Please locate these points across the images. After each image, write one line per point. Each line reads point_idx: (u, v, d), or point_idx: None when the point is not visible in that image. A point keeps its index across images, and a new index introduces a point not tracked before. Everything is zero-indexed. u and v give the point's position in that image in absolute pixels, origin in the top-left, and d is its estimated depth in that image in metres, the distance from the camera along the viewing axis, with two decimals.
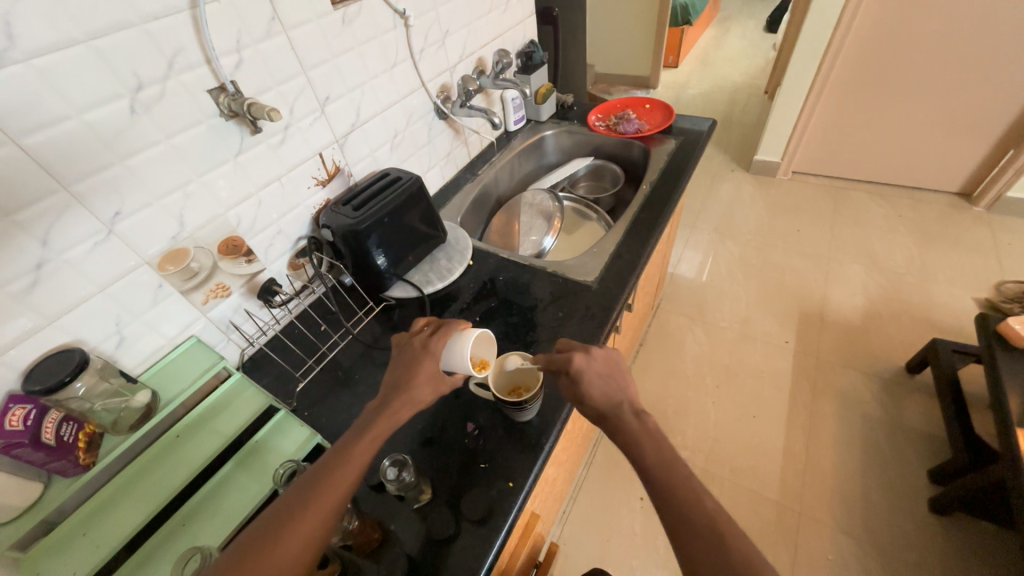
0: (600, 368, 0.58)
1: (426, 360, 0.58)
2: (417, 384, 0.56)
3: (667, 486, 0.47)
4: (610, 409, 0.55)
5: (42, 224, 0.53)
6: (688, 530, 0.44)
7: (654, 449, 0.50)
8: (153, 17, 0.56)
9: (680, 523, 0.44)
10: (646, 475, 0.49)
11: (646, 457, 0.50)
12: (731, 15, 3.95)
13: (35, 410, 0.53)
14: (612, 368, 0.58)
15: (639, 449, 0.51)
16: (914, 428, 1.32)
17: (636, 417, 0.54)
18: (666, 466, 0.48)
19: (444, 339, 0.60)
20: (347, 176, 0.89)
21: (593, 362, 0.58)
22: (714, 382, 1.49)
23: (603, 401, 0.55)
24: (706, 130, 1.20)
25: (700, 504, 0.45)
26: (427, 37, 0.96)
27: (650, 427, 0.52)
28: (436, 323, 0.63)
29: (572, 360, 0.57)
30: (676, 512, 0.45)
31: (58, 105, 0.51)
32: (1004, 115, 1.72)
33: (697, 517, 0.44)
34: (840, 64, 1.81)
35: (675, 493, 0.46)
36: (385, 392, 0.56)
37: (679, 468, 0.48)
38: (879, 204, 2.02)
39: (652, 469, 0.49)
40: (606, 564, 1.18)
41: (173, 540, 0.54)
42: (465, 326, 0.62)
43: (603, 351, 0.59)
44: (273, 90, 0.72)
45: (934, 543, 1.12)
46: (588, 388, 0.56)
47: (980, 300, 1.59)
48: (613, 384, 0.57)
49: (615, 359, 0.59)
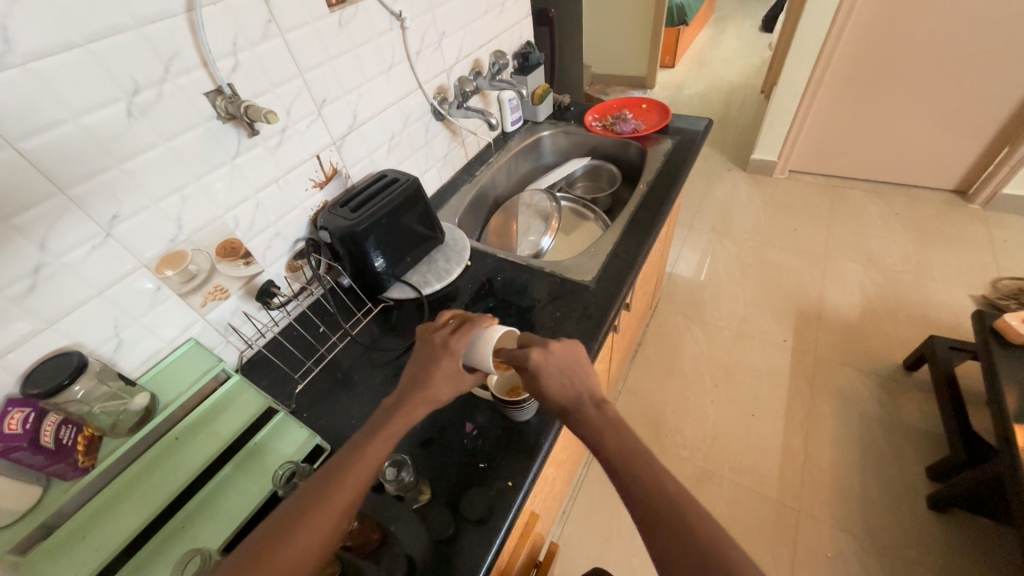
0: (560, 364, 0.57)
1: (444, 359, 0.57)
2: (435, 381, 0.56)
3: (630, 472, 0.47)
4: (571, 403, 0.55)
5: (40, 228, 0.53)
6: (653, 516, 0.44)
7: (616, 438, 0.50)
8: (150, 21, 0.56)
9: (645, 510, 0.45)
10: (610, 465, 0.49)
11: (608, 448, 0.50)
12: (727, 16, 3.96)
13: (33, 413, 0.52)
14: (573, 361, 0.58)
15: (601, 440, 0.51)
16: (912, 425, 1.33)
17: (597, 408, 0.54)
18: (628, 454, 0.49)
19: (466, 337, 0.59)
20: (345, 178, 0.89)
21: (551, 358, 0.56)
22: (713, 381, 1.50)
23: (563, 395, 0.55)
24: (703, 129, 1.21)
25: (662, 488, 0.45)
26: (423, 39, 0.96)
27: (611, 416, 0.53)
28: (459, 320, 0.62)
29: (529, 357, 0.56)
30: (639, 500, 0.45)
31: (55, 109, 0.51)
32: (999, 112, 1.73)
33: (659, 502, 0.44)
34: (836, 64, 1.82)
35: (637, 481, 0.46)
36: (406, 388, 0.56)
37: (641, 453, 0.49)
38: (876, 202, 2.03)
39: (614, 459, 0.49)
40: (605, 564, 1.19)
41: (173, 542, 0.54)
42: (489, 324, 0.60)
43: (561, 345, 0.58)
44: (270, 93, 0.72)
45: (933, 540, 1.13)
46: (546, 385, 0.56)
47: (976, 297, 1.60)
48: (574, 378, 0.56)
49: (574, 353, 0.58)
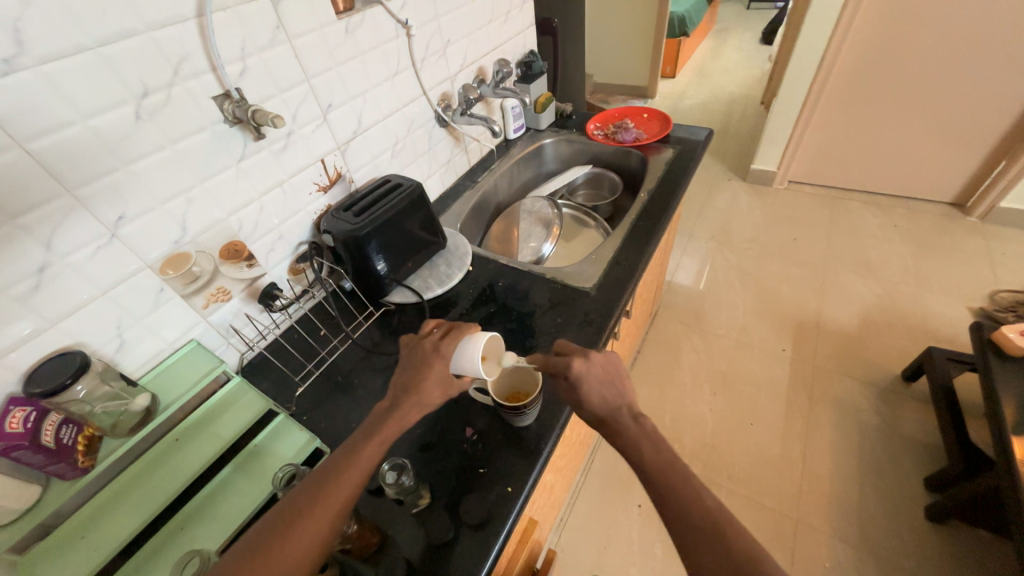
0: (600, 375, 0.58)
1: (435, 364, 0.58)
2: (426, 387, 0.56)
3: (666, 484, 0.48)
4: (609, 412, 0.56)
5: (46, 228, 0.54)
6: (691, 527, 0.44)
7: (653, 451, 0.51)
8: (160, 26, 0.57)
9: (686, 524, 0.44)
10: (646, 477, 0.49)
11: (645, 459, 0.50)
12: (728, 27, 4.01)
13: (35, 412, 0.52)
14: (611, 373, 0.59)
15: (640, 451, 0.51)
16: (911, 436, 1.33)
17: (635, 420, 0.54)
18: (665, 467, 0.49)
19: (454, 342, 0.60)
20: (348, 183, 0.90)
21: (591, 368, 0.58)
22: (712, 390, 1.50)
23: (602, 406, 0.56)
24: (703, 139, 1.22)
25: (701, 503, 0.45)
26: (428, 47, 0.97)
27: (649, 429, 0.53)
28: (448, 326, 0.64)
29: (572, 366, 0.57)
30: (679, 513, 0.45)
31: (64, 110, 0.52)
32: (996, 126, 1.75)
33: (699, 515, 0.44)
34: (835, 75, 1.84)
35: (675, 493, 0.47)
36: (395, 394, 0.56)
37: (678, 467, 0.49)
38: (875, 213, 2.04)
39: (651, 470, 0.49)
40: (603, 572, 1.18)
41: (170, 545, 0.53)
42: (475, 330, 0.62)
43: (601, 356, 0.60)
44: (276, 98, 0.73)
45: (933, 552, 1.12)
46: None
47: (974, 309, 1.61)
48: (613, 390, 0.58)
49: (612, 365, 0.60)
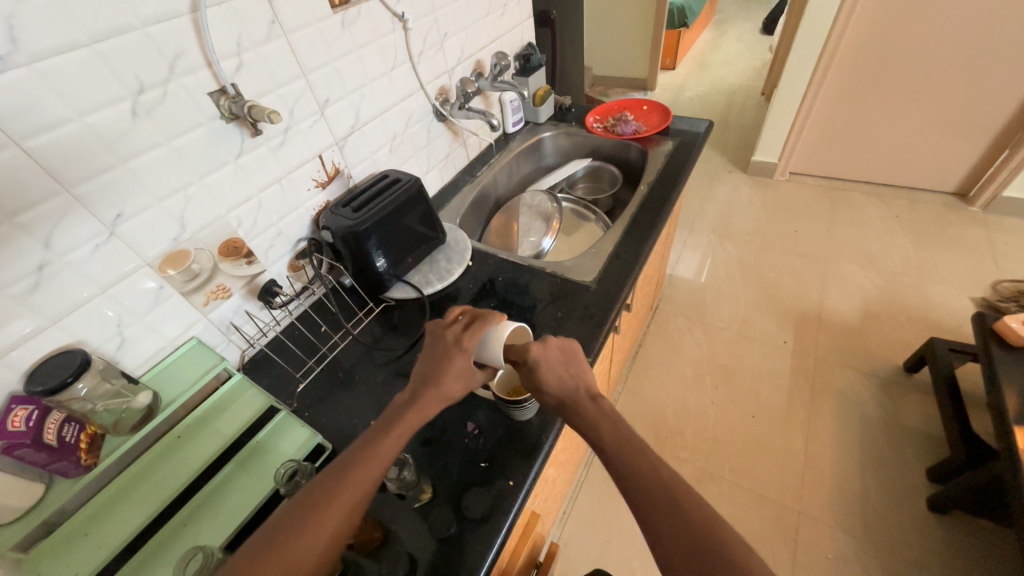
0: (557, 358, 0.59)
1: (455, 356, 0.58)
2: (447, 380, 0.56)
3: (624, 461, 0.48)
4: (567, 395, 0.56)
5: (44, 226, 0.54)
6: (649, 501, 0.44)
7: (610, 428, 0.51)
8: (154, 21, 0.57)
9: (644, 497, 0.45)
10: (607, 456, 0.49)
11: (604, 438, 0.51)
12: (728, 18, 3.97)
13: (37, 410, 0.53)
14: (568, 357, 0.60)
15: (597, 431, 0.52)
16: (912, 427, 1.33)
17: (592, 401, 0.55)
18: (622, 443, 0.49)
19: (480, 333, 0.59)
20: (347, 178, 0.90)
21: (549, 352, 0.59)
22: (713, 382, 1.50)
23: (559, 389, 0.56)
24: (703, 130, 1.21)
25: (657, 475, 0.46)
26: (425, 41, 0.97)
27: (606, 408, 0.54)
28: (470, 317, 0.63)
29: (529, 351, 0.58)
30: (638, 487, 0.45)
31: (60, 108, 0.52)
32: (1000, 115, 1.73)
33: (656, 487, 0.45)
34: (837, 65, 1.82)
35: (633, 469, 0.47)
36: (416, 387, 0.56)
37: (634, 443, 0.49)
38: (876, 204, 2.03)
39: (610, 449, 0.49)
40: (606, 565, 1.19)
41: (175, 540, 0.54)
42: (500, 321, 0.61)
43: (557, 341, 0.60)
44: (273, 93, 0.72)
45: (934, 542, 1.13)
46: (545, 376, 0.57)
47: (976, 299, 1.61)
48: (571, 371, 0.58)
49: (569, 348, 0.60)
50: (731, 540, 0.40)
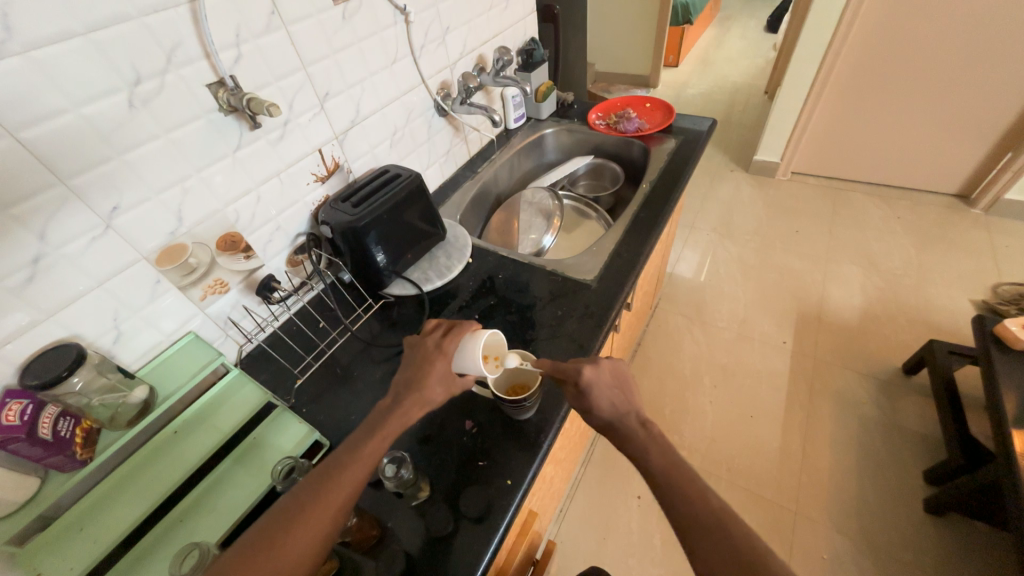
0: (608, 380, 0.58)
1: (438, 361, 0.58)
2: (429, 385, 0.56)
3: (671, 486, 0.48)
4: (617, 418, 0.56)
5: (39, 219, 0.53)
6: (698, 525, 0.44)
7: (659, 454, 0.51)
8: (152, 11, 0.56)
9: (691, 519, 0.45)
10: (653, 478, 0.50)
11: (653, 463, 0.51)
12: (732, 15, 3.95)
13: (32, 404, 0.52)
14: (619, 381, 0.59)
15: (647, 457, 0.51)
16: (910, 429, 1.33)
17: (642, 426, 0.55)
18: (673, 470, 0.49)
19: (456, 339, 0.60)
20: (347, 173, 0.89)
21: (601, 374, 0.58)
22: (712, 382, 1.50)
23: (611, 412, 0.56)
24: (706, 129, 1.21)
25: (707, 502, 0.46)
26: (427, 34, 0.95)
27: (656, 433, 0.54)
28: (449, 325, 0.63)
29: (581, 373, 0.57)
30: (687, 512, 0.45)
31: (55, 99, 0.51)
32: (1003, 118, 1.73)
33: (704, 513, 0.45)
34: (841, 67, 1.81)
35: (680, 494, 0.47)
36: (397, 391, 0.56)
37: (683, 468, 0.49)
38: (878, 205, 2.02)
39: (658, 472, 0.50)
40: (602, 563, 1.19)
41: (169, 538, 0.54)
42: (476, 328, 0.61)
43: (609, 364, 0.59)
44: (272, 86, 0.72)
45: (930, 544, 1.13)
46: (596, 401, 0.56)
47: (976, 302, 1.60)
48: (622, 396, 0.57)
49: (621, 371, 0.60)
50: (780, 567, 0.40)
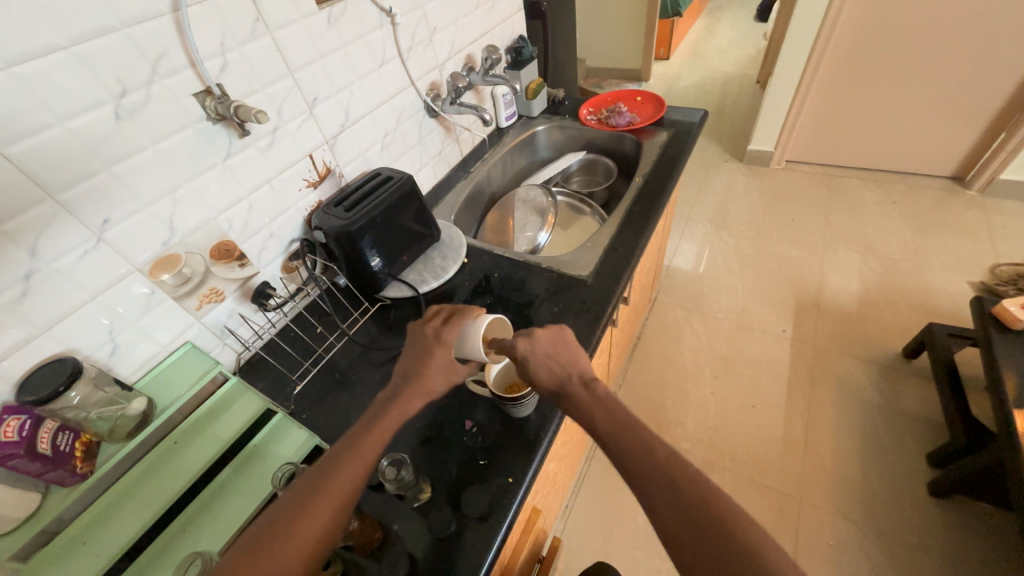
0: (546, 348, 0.58)
1: (437, 351, 0.58)
2: (430, 377, 0.56)
3: (621, 445, 0.48)
4: (558, 386, 0.56)
5: (30, 235, 0.53)
6: (648, 479, 0.45)
7: (605, 415, 0.51)
8: (135, 21, 0.56)
9: (640, 474, 0.45)
10: (602, 439, 0.50)
11: (599, 424, 0.51)
12: (722, 6, 3.94)
13: (30, 419, 0.52)
14: (558, 347, 0.59)
15: (591, 418, 0.52)
16: (912, 412, 1.33)
17: (585, 388, 0.55)
18: (620, 429, 0.49)
19: (457, 328, 0.59)
20: (339, 178, 0.89)
21: (536, 347, 0.58)
22: (712, 373, 1.50)
23: (550, 380, 0.56)
24: (698, 120, 1.21)
25: (654, 455, 0.46)
26: (414, 36, 0.95)
27: (600, 394, 0.54)
28: (448, 311, 0.62)
29: (516, 347, 0.58)
30: (637, 470, 0.46)
31: (41, 114, 0.51)
32: (995, 99, 1.73)
33: (652, 467, 0.45)
34: (832, 53, 1.81)
35: (630, 452, 0.47)
36: (396, 384, 0.56)
37: (629, 425, 0.50)
38: (873, 190, 2.02)
39: (607, 432, 0.50)
40: (608, 557, 1.19)
41: (175, 546, 0.54)
42: (477, 314, 0.61)
43: (545, 332, 0.59)
44: (259, 93, 0.71)
45: (934, 527, 1.13)
46: (534, 372, 0.57)
47: (974, 283, 1.61)
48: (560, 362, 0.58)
49: (557, 336, 0.60)
50: (775, 553, 0.38)
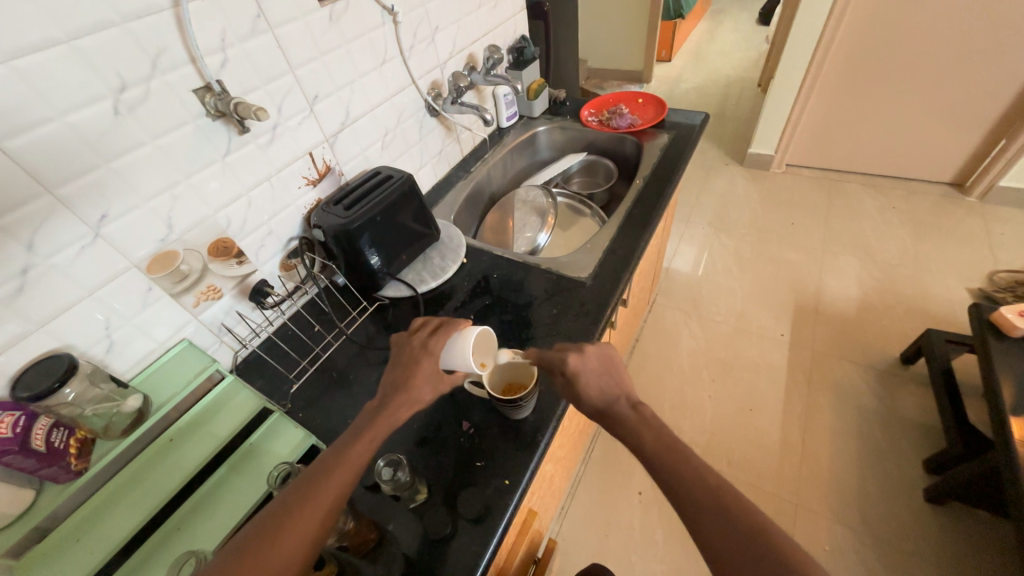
0: (597, 367, 0.58)
1: (423, 360, 0.58)
2: (414, 384, 0.56)
3: (665, 466, 0.48)
4: (608, 405, 0.56)
5: (27, 229, 0.53)
6: (695, 502, 0.44)
7: (652, 434, 0.51)
8: (135, 16, 0.55)
9: (688, 496, 0.45)
10: (646, 458, 0.50)
11: (646, 444, 0.51)
12: (725, 9, 3.94)
13: (24, 416, 0.51)
14: (607, 364, 0.59)
15: (638, 438, 0.52)
16: (908, 418, 1.33)
17: (633, 408, 0.55)
18: (666, 450, 0.49)
19: (444, 340, 0.59)
20: (338, 176, 0.89)
21: (587, 362, 0.58)
22: (710, 376, 1.50)
23: (600, 398, 0.56)
24: (699, 123, 1.20)
25: (704, 479, 0.46)
26: (416, 34, 0.95)
27: (649, 417, 0.53)
28: (436, 323, 0.62)
29: (566, 361, 0.58)
30: (685, 492, 0.45)
31: (39, 108, 0.51)
32: (996, 106, 1.73)
33: (700, 490, 0.45)
34: (833, 58, 1.81)
35: (675, 474, 0.47)
36: (384, 392, 0.56)
37: (675, 447, 0.49)
38: (873, 195, 2.03)
39: (651, 452, 0.50)
40: (604, 559, 1.19)
41: (169, 545, 0.54)
42: (465, 327, 0.60)
43: (596, 348, 0.59)
44: (260, 90, 0.71)
45: (930, 532, 1.13)
46: (584, 390, 0.57)
47: (973, 290, 1.61)
48: (611, 381, 0.58)
49: (609, 356, 0.60)
50: None
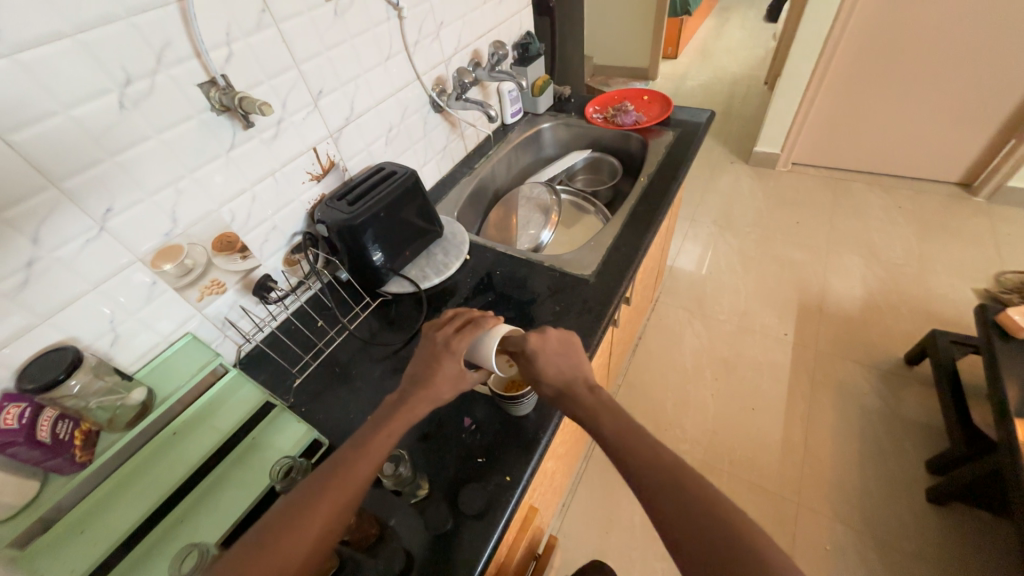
0: (557, 347, 0.59)
1: (446, 360, 0.57)
2: (420, 380, 0.56)
3: (622, 448, 0.49)
4: (565, 387, 0.57)
5: (32, 223, 0.53)
6: (650, 481, 0.45)
7: (611, 418, 0.52)
8: (141, 10, 0.55)
9: (644, 477, 0.46)
10: (606, 443, 0.51)
11: (605, 428, 0.51)
12: (731, 6, 3.91)
13: (30, 407, 0.52)
14: (568, 346, 0.60)
15: (597, 420, 0.53)
16: (912, 419, 1.33)
17: (590, 390, 0.56)
18: (625, 432, 0.50)
19: (469, 339, 0.58)
20: (342, 171, 0.88)
21: (547, 343, 0.59)
22: (713, 375, 1.50)
23: (557, 377, 0.57)
24: (704, 120, 1.20)
25: (660, 459, 0.46)
26: (421, 30, 0.95)
27: (605, 400, 0.54)
28: (463, 320, 0.61)
29: (527, 342, 0.58)
30: (641, 473, 0.46)
31: (45, 102, 0.51)
32: (1005, 105, 1.71)
33: (654, 469, 0.45)
34: (841, 56, 1.79)
35: (634, 455, 0.48)
36: (405, 387, 0.56)
37: (636, 429, 0.50)
38: (879, 195, 2.01)
39: (610, 434, 0.50)
40: (604, 556, 1.20)
41: (172, 537, 0.54)
42: (492, 327, 0.59)
43: (557, 332, 0.60)
44: (264, 84, 0.71)
45: (932, 533, 1.13)
46: (542, 368, 0.58)
47: (979, 291, 1.60)
48: (568, 362, 0.59)
49: (570, 338, 0.60)
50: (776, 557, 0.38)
